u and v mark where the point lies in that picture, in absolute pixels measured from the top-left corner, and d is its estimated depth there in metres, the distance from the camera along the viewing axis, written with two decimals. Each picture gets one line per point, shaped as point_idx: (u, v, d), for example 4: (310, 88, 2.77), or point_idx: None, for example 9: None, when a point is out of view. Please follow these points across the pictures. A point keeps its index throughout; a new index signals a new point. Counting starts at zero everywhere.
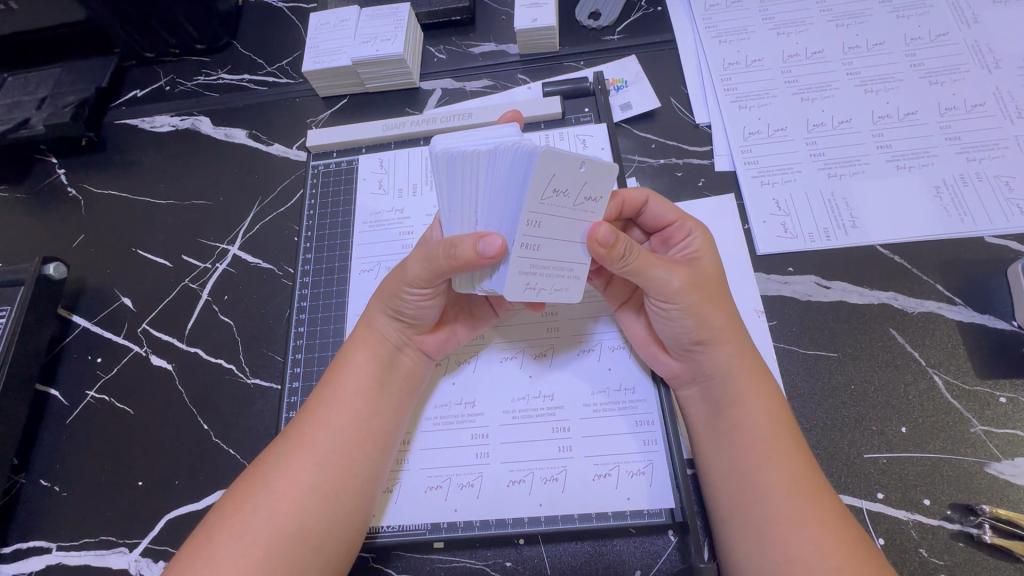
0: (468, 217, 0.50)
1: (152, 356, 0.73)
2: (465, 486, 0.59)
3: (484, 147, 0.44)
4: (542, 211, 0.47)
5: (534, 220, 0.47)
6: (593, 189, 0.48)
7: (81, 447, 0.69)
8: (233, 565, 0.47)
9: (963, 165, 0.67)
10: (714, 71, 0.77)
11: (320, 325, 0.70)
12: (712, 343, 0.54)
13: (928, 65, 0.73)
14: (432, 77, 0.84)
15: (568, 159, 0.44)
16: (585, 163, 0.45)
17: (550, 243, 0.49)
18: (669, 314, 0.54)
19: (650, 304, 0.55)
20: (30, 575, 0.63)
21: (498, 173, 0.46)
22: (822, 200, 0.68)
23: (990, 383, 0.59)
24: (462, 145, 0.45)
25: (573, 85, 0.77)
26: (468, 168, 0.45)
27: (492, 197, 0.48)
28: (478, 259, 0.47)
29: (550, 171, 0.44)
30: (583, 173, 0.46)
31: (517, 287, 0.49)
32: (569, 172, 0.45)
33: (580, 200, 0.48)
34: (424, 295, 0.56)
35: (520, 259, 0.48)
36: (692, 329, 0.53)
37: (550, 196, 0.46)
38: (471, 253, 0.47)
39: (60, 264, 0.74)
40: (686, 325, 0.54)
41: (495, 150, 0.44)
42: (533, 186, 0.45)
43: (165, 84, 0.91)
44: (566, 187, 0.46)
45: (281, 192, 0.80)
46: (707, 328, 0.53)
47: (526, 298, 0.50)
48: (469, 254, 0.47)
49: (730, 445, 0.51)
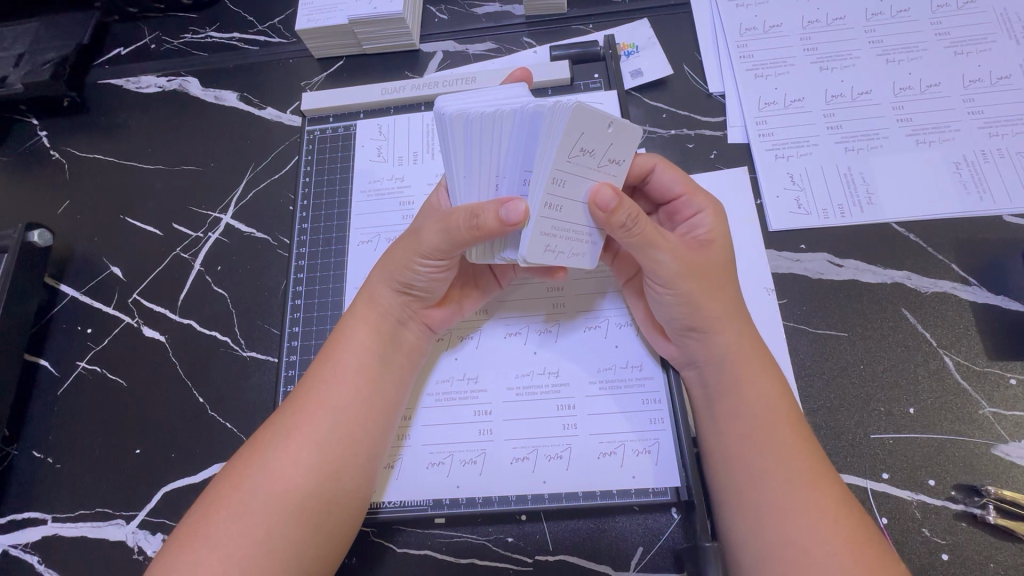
0: (483, 185, 0.49)
1: (144, 328, 0.71)
2: (468, 463, 0.58)
3: (507, 108, 0.43)
4: (569, 170, 0.45)
5: (558, 179, 0.45)
6: (617, 151, 0.47)
7: (74, 419, 0.67)
8: (233, 543, 0.46)
9: (985, 140, 0.65)
10: (730, 37, 0.74)
11: (317, 297, 0.68)
12: (708, 331, 0.52)
13: (953, 34, 0.70)
14: (432, 39, 0.80)
15: (597, 117, 0.43)
16: (613, 123, 0.44)
17: (572, 206, 0.47)
18: (663, 298, 0.53)
19: (648, 285, 0.54)
20: (26, 546, 0.62)
21: (517, 135, 0.45)
22: (839, 174, 0.66)
23: (1000, 365, 0.58)
24: (480, 107, 0.43)
25: (582, 49, 0.73)
26: (484, 130, 0.44)
27: (512, 160, 0.47)
28: (500, 227, 0.45)
29: (579, 129, 0.43)
30: (609, 133, 0.45)
31: (538, 249, 0.46)
32: (596, 132, 0.44)
33: (603, 161, 0.46)
34: (437, 268, 0.54)
35: (542, 220, 0.46)
36: (685, 317, 0.52)
37: (577, 155, 0.44)
38: (494, 223, 0.45)
39: (46, 231, 0.71)
40: (679, 311, 0.52)
41: (519, 112, 0.43)
42: (562, 143, 0.43)
43: (150, 42, 0.86)
44: (592, 147, 0.45)
45: (275, 158, 0.77)
46: (702, 316, 0.52)
47: (544, 262, 0.47)
48: (492, 223, 0.45)
49: (728, 430, 0.50)
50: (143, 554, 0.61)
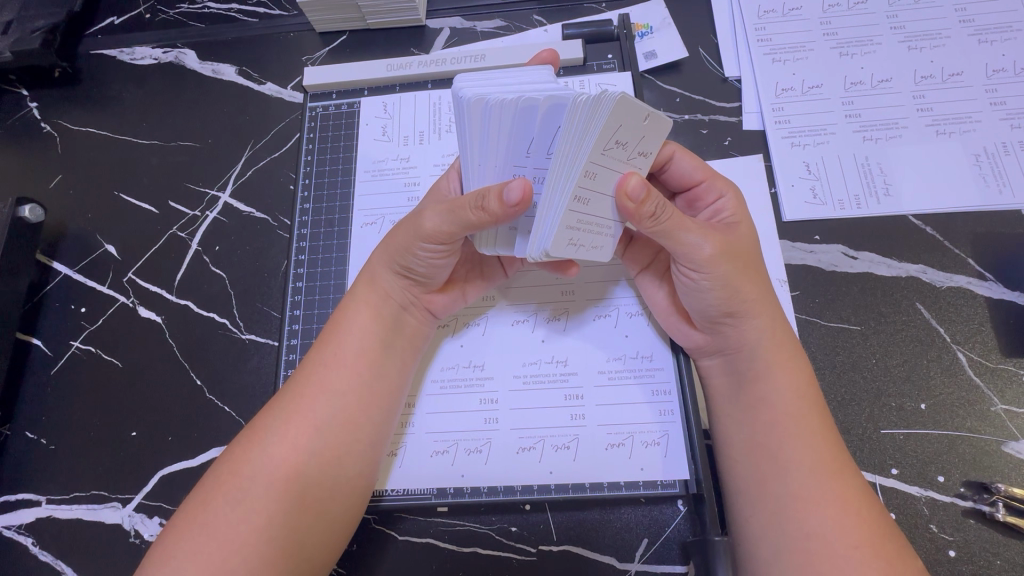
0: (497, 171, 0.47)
1: (140, 308, 0.69)
2: (472, 451, 0.57)
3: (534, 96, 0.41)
4: (600, 162, 0.43)
5: (592, 172, 0.43)
6: (647, 144, 0.45)
7: (67, 399, 0.66)
8: (230, 532, 0.45)
9: (1007, 132, 0.63)
10: (748, 19, 0.71)
11: (319, 275, 0.66)
12: (743, 316, 0.50)
13: (978, 21, 0.68)
14: (439, 15, 0.77)
15: (637, 110, 0.41)
16: (650, 116, 0.43)
17: (598, 199, 0.45)
18: (698, 284, 0.51)
19: (678, 272, 0.52)
20: (19, 527, 0.61)
21: (534, 122, 0.43)
22: (856, 164, 0.64)
23: (1013, 362, 0.57)
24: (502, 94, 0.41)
25: (595, 28, 0.70)
26: (505, 117, 0.42)
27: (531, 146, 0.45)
28: (503, 210, 0.44)
29: (617, 121, 0.41)
30: (643, 127, 0.43)
31: (562, 243, 0.44)
32: (633, 124, 0.42)
33: (632, 155, 0.45)
34: (438, 252, 0.52)
35: (569, 213, 0.43)
36: (722, 301, 0.50)
37: (611, 148, 0.42)
38: (497, 206, 0.44)
39: (37, 206, 0.69)
40: (716, 296, 0.50)
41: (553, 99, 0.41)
42: (599, 134, 0.41)
43: (144, 12, 0.82)
44: (625, 140, 0.43)
45: (275, 136, 0.75)
46: (740, 300, 0.50)
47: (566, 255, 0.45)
48: (497, 208, 0.44)
49: (752, 419, 0.49)
50: (140, 537, 0.60)
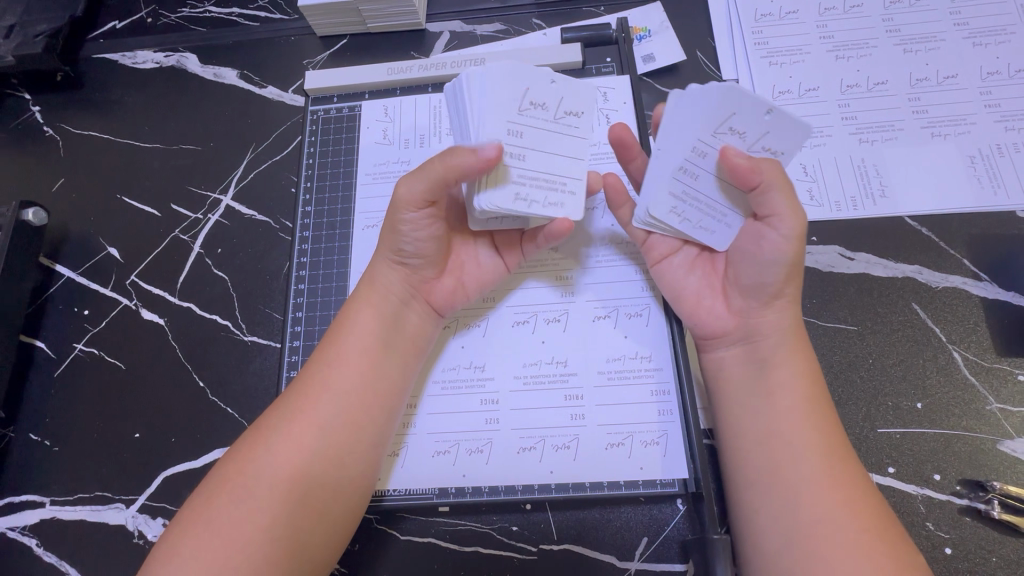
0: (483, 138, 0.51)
1: (142, 310, 0.69)
2: (474, 451, 0.57)
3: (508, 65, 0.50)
4: (710, 143, 0.50)
5: (700, 150, 0.51)
6: (775, 140, 0.50)
7: (71, 401, 0.66)
8: (233, 530, 0.46)
9: (1001, 134, 0.64)
10: (745, 23, 0.72)
11: (321, 269, 0.67)
12: (791, 300, 0.51)
13: (972, 25, 0.69)
14: (439, 19, 0.78)
15: (751, 101, 0.48)
16: (771, 111, 0.49)
17: (706, 181, 0.52)
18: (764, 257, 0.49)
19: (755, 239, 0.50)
20: (23, 529, 0.62)
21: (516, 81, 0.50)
22: (852, 166, 0.65)
23: (1008, 361, 0.58)
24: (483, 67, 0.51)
25: (594, 32, 0.71)
26: (487, 80, 0.50)
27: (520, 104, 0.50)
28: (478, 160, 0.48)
29: (728, 107, 0.49)
30: (766, 121, 0.49)
31: (663, 206, 0.53)
32: (750, 114, 0.49)
33: (756, 147, 0.50)
34: (422, 221, 0.53)
35: (672, 181, 0.53)
36: (792, 272, 0.50)
37: (724, 132, 0.50)
38: (471, 156, 0.48)
39: (40, 209, 0.69)
40: (782, 275, 0.49)
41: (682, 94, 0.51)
42: (709, 116, 0.50)
43: (146, 16, 0.83)
44: (744, 130, 0.50)
45: (277, 139, 0.75)
46: (796, 284, 0.51)
47: (666, 221, 0.54)
48: (470, 155, 0.48)
49: (768, 410, 0.49)
50: (144, 538, 0.60)
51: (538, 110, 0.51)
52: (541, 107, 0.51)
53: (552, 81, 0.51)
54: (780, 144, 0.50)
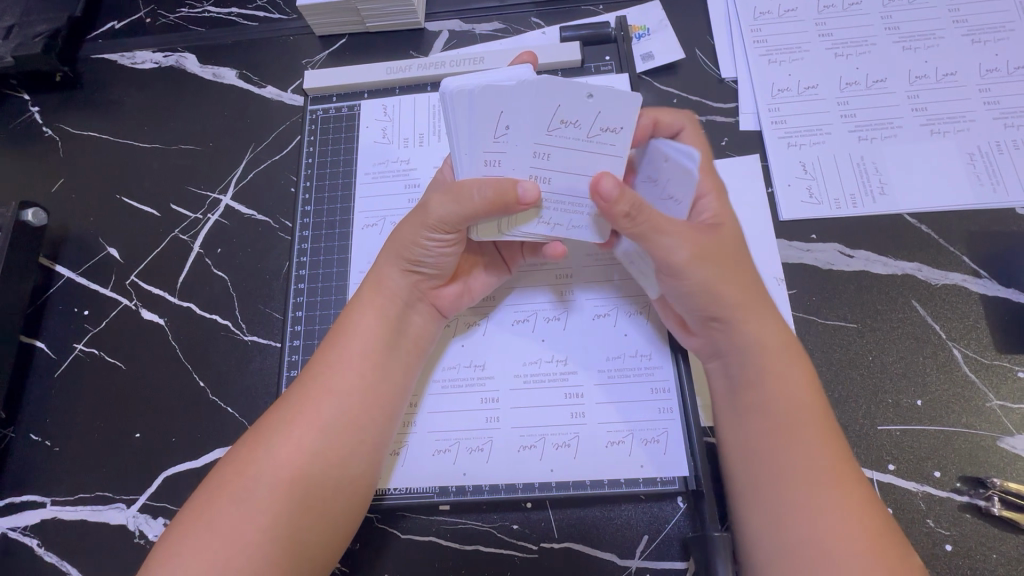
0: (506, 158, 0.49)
1: (143, 310, 0.69)
2: (474, 450, 0.57)
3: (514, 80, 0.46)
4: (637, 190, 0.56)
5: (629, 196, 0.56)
6: (677, 188, 0.52)
7: (72, 401, 0.66)
8: (233, 531, 0.45)
9: (1000, 131, 0.64)
10: (744, 21, 0.72)
11: (321, 269, 0.67)
12: (731, 322, 0.51)
13: (972, 22, 0.69)
14: (438, 17, 0.78)
15: (658, 151, 0.53)
16: (669, 157, 0.52)
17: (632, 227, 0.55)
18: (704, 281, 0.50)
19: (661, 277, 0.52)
20: (24, 529, 0.62)
21: (536, 100, 0.46)
22: (851, 164, 0.65)
23: (1008, 358, 0.58)
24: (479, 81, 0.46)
25: (593, 30, 0.71)
26: (487, 102, 0.47)
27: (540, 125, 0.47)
28: (513, 201, 0.48)
29: (647, 158, 0.54)
30: (666, 167, 0.52)
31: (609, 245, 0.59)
32: (659, 164, 0.53)
33: (665, 195, 0.53)
34: (446, 241, 0.53)
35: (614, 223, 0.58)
36: (705, 305, 0.51)
37: (645, 182, 0.55)
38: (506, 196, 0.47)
39: (39, 210, 0.69)
40: (698, 300, 0.51)
41: None
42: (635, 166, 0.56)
43: (145, 16, 0.83)
44: (657, 177, 0.53)
45: (276, 139, 0.75)
46: (724, 305, 0.51)
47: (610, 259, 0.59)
48: (504, 195, 0.47)
49: (750, 424, 0.49)
50: (145, 537, 0.60)
51: (570, 128, 0.48)
52: (574, 125, 0.48)
53: (588, 96, 0.46)
54: (680, 192, 0.52)
